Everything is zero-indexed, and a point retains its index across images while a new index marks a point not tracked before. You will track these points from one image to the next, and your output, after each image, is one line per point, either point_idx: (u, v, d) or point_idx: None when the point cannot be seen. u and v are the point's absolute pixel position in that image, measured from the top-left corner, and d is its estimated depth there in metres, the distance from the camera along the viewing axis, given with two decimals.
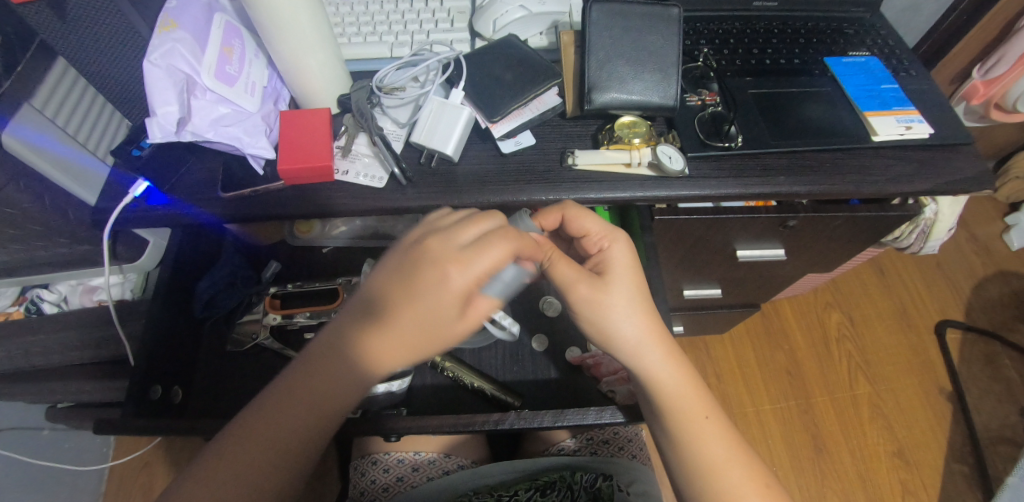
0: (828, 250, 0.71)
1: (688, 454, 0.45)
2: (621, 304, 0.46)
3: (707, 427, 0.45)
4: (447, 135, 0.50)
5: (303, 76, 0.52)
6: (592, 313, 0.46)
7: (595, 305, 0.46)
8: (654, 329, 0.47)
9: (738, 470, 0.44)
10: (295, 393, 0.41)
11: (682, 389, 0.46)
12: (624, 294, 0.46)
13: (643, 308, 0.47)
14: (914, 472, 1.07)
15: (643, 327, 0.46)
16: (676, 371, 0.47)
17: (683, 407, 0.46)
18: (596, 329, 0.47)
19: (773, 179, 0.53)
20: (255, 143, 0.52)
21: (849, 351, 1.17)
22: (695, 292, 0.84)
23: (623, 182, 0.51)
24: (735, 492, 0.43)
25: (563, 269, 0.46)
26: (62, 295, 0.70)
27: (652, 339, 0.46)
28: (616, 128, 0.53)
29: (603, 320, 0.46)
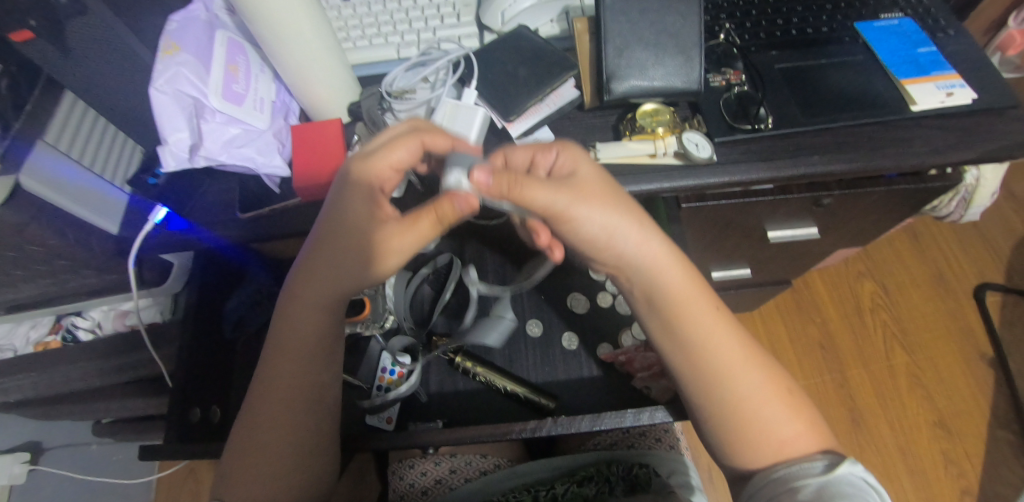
0: (864, 224, 0.68)
1: (704, 357, 0.46)
2: (607, 203, 0.43)
3: (720, 322, 0.47)
4: (463, 138, 0.48)
5: (310, 88, 0.50)
6: (596, 207, 0.43)
7: (588, 208, 0.42)
8: (645, 225, 0.45)
9: (753, 370, 0.46)
10: (285, 344, 0.47)
11: (689, 289, 0.47)
12: (606, 193, 0.43)
13: (612, 202, 0.44)
14: (956, 441, 1.04)
15: (638, 224, 0.45)
16: (681, 272, 0.47)
17: (681, 300, 0.46)
18: (598, 225, 0.43)
19: (806, 158, 0.51)
20: (269, 161, 0.50)
21: (884, 320, 1.14)
22: (723, 273, 0.82)
23: (648, 174, 0.49)
24: (754, 387, 0.45)
25: (537, 193, 0.40)
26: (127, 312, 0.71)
27: (650, 231, 0.46)
28: (638, 117, 0.51)
29: (601, 220, 0.43)
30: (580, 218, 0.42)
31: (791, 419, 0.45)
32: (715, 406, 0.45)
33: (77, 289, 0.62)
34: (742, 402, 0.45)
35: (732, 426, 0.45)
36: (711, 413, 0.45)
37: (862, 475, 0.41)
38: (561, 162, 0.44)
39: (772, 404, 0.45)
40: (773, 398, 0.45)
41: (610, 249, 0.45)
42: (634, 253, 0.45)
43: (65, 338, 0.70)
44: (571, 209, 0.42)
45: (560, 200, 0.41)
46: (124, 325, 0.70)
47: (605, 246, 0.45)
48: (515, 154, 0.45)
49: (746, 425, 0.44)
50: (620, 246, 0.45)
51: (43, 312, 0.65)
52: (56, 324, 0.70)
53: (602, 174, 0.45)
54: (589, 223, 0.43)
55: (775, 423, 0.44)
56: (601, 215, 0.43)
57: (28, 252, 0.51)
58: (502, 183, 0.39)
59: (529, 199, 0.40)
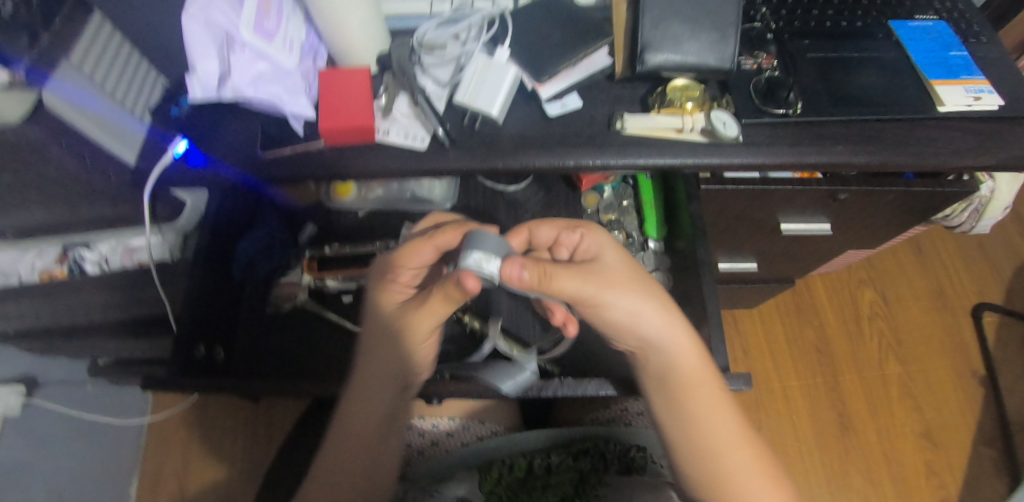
0: (876, 225, 0.69)
1: (702, 434, 0.48)
2: (631, 289, 0.45)
3: (722, 405, 0.49)
4: (493, 94, 0.48)
5: (342, 35, 0.50)
6: (620, 292, 0.44)
7: (615, 292, 0.44)
8: (670, 311, 0.47)
9: (742, 449, 0.49)
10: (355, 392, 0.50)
11: (699, 371, 0.48)
12: (631, 278, 0.46)
13: (638, 288, 0.46)
14: (940, 453, 1.05)
15: (661, 306, 0.47)
16: (695, 355, 0.48)
17: (690, 384, 0.48)
18: (624, 309, 0.45)
19: (830, 148, 0.51)
20: (295, 101, 0.50)
21: (881, 330, 1.15)
22: (730, 265, 0.82)
23: (673, 148, 0.49)
24: (740, 467, 0.48)
25: (567, 282, 0.42)
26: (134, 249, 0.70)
27: (673, 315, 0.47)
28: (667, 92, 0.51)
29: (626, 305, 0.45)
30: (609, 301, 0.44)
31: (770, 495, 0.48)
32: (703, 479, 0.48)
33: (86, 218, 0.61)
34: (729, 477, 0.48)
35: (716, 497, 0.48)
36: (698, 483, 0.49)
37: None
38: (586, 244, 0.47)
39: (755, 482, 0.48)
40: (758, 474, 0.48)
41: (632, 330, 0.47)
42: (656, 334, 0.47)
43: (72, 270, 0.64)
44: (598, 298, 0.44)
45: (586, 287, 0.43)
46: (132, 260, 0.70)
47: (628, 327, 0.47)
48: (542, 232, 0.49)
49: (730, 497, 0.47)
50: (639, 327, 0.47)
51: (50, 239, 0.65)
52: (62, 256, 0.64)
53: (628, 260, 0.47)
54: (615, 305, 0.45)
55: (757, 499, 0.48)
56: (624, 301, 0.45)
57: (43, 171, 0.51)
58: (533, 275, 0.40)
59: (559, 289, 0.42)
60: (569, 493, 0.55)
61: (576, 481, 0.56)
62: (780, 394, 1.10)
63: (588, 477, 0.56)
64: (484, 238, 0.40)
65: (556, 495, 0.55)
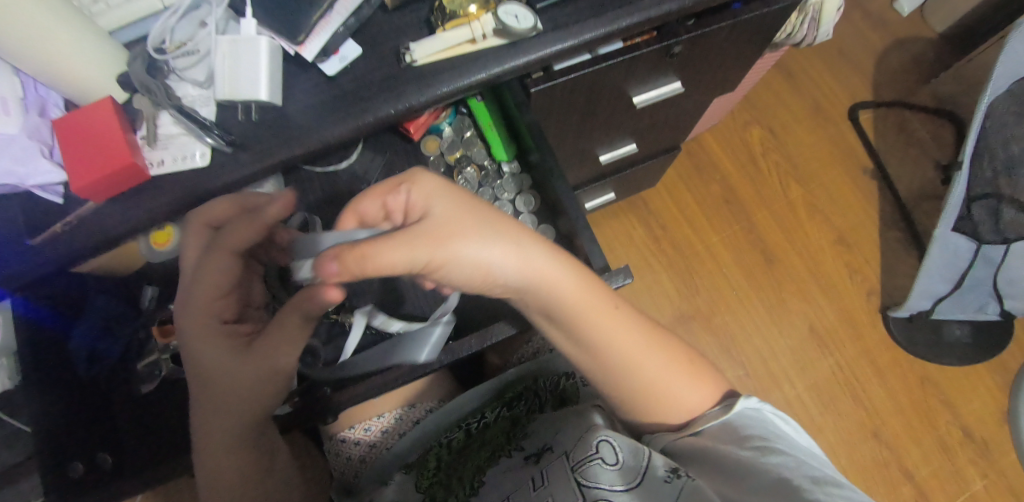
0: (724, 68, 0.68)
1: (610, 356, 0.48)
2: (475, 236, 0.38)
3: (621, 323, 0.48)
4: (255, 77, 0.41)
5: (56, 66, 0.40)
6: (464, 240, 0.37)
7: (456, 246, 0.37)
8: (520, 244, 0.41)
9: (653, 354, 0.50)
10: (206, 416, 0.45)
11: (584, 297, 0.45)
12: (467, 220, 0.38)
13: (485, 229, 0.39)
14: (856, 251, 1.13)
15: (512, 242, 0.40)
16: (583, 286, 0.45)
17: (583, 315, 0.46)
18: (476, 266, 0.39)
19: (638, 3, 0.47)
20: (33, 169, 0.42)
21: (776, 161, 1.19)
22: (611, 155, 0.81)
23: (475, 62, 0.44)
24: (657, 370, 0.49)
25: (389, 255, 0.34)
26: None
27: (530, 250, 0.41)
28: (446, 4, 0.45)
29: (471, 255, 0.38)
30: (448, 260, 0.37)
31: (689, 386, 0.50)
32: (627, 394, 0.50)
33: None
34: (648, 385, 0.49)
35: (640, 403, 0.50)
36: (627, 401, 0.51)
37: (757, 406, 0.48)
38: (413, 199, 0.39)
39: (675, 377, 0.50)
40: (674, 371, 0.50)
41: (489, 279, 0.40)
42: (518, 279, 0.41)
43: None
44: (437, 256, 0.36)
45: (419, 251, 0.36)
46: None
47: (484, 280, 0.40)
48: (365, 205, 0.40)
49: (653, 403, 0.50)
50: (496, 277, 0.41)
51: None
52: None
53: (459, 200, 0.39)
54: (464, 260, 0.38)
55: (680, 394, 0.50)
56: (472, 252, 0.38)
57: None
58: (348, 268, 0.34)
59: (385, 265, 0.34)
60: (504, 443, 0.52)
61: (510, 428, 0.54)
62: (706, 253, 1.13)
63: (521, 420, 0.54)
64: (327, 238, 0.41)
65: (490, 450, 0.52)
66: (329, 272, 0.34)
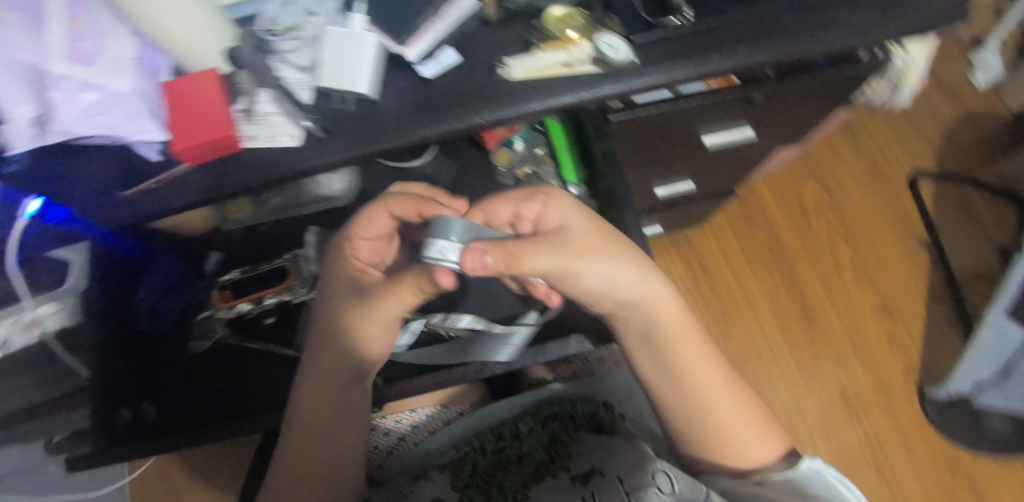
0: (798, 121, 0.67)
1: (690, 389, 0.49)
2: (604, 253, 0.43)
3: (707, 354, 0.50)
4: (356, 70, 0.43)
5: (174, 37, 0.42)
6: (593, 255, 0.42)
7: (586, 261, 0.42)
8: (643, 268, 0.45)
9: (730, 395, 0.50)
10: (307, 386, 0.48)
11: (682, 322, 0.48)
12: (599, 238, 0.43)
13: (607, 249, 0.43)
14: (899, 322, 1.10)
15: (635, 266, 0.45)
16: (678, 309, 0.48)
17: (676, 336, 0.48)
18: (594, 278, 0.43)
19: (731, 51, 0.47)
20: (139, 127, 0.44)
21: (828, 218, 1.17)
22: (667, 189, 0.81)
23: (566, 84, 0.45)
24: (732, 411, 0.49)
25: (534, 260, 0.39)
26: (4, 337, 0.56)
27: (648, 274, 0.46)
28: (546, 26, 0.47)
29: (599, 270, 0.43)
30: (579, 273, 0.41)
31: (760, 438, 0.49)
32: (697, 429, 0.49)
33: None
34: (722, 424, 0.49)
35: (709, 441, 0.49)
36: (694, 437, 0.49)
37: (821, 468, 0.46)
38: (546, 213, 0.43)
39: (746, 424, 0.49)
40: (747, 417, 0.50)
41: (609, 294, 0.45)
42: (633, 293, 0.45)
43: None
44: (569, 265, 0.41)
45: (557, 261, 0.40)
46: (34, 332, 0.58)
47: (604, 290, 0.44)
48: (498, 209, 0.43)
49: (722, 445, 0.48)
50: (615, 289, 0.44)
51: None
52: None
53: (589, 218, 0.44)
54: (588, 275, 0.42)
55: (750, 446, 0.49)
56: (599, 268, 0.42)
57: None
58: (499, 258, 0.37)
59: (526, 267, 0.39)
60: (543, 459, 0.52)
61: (547, 444, 0.54)
62: (743, 299, 1.12)
63: (558, 439, 0.54)
64: (452, 225, 0.38)
65: (532, 465, 0.52)
66: (476, 264, 0.36)
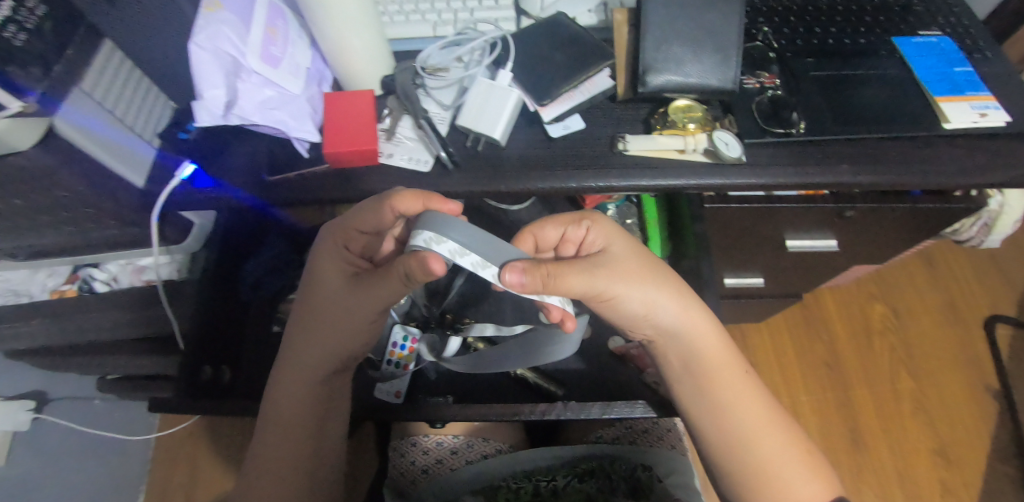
0: (884, 243, 0.68)
1: (731, 423, 0.49)
2: (641, 277, 0.46)
3: (747, 391, 0.50)
4: (496, 118, 0.49)
5: (346, 56, 0.50)
6: (638, 277, 0.46)
7: (625, 284, 0.45)
8: (684, 296, 0.49)
9: (776, 434, 0.49)
10: (285, 373, 0.52)
11: (722, 353, 0.50)
12: (639, 264, 0.46)
13: (649, 277, 0.47)
14: (955, 471, 1.03)
15: (675, 293, 0.48)
16: (718, 342, 0.50)
17: (712, 370, 0.49)
18: (637, 302, 0.46)
19: (833, 167, 0.50)
20: (300, 126, 0.51)
21: (892, 344, 1.14)
22: (736, 280, 0.82)
23: (677, 169, 0.49)
24: (776, 450, 0.48)
25: (572, 281, 0.41)
26: (113, 274, 0.67)
27: (687, 302, 0.49)
28: (669, 113, 0.51)
29: (638, 294, 0.46)
30: (617, 295, 0.45)
31: (809, 480, 0.48)
32: (739, 468, 0.48)
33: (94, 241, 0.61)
34: (764, 464, 0.48)
35: (753, 483, 0.48)
36: (735, 478, 0.49)
37: None
38: (590, 238, 0.47)
39: (793, 465, 0.48)
40: (794, 457, 0.49)
41: (647, 320, 0.48)
42: (672, 321, 0.48)
43: (81, 287, 0.67)
44: (609, 287, 0.44)
45: (595, 283, 0.43)
46: (141, 280, 0.69)
47: (642, 316, 0.47)
48: (548, 231, 0.47)
49: (765, 486, 0.47)
50: (656, 316, 0.47)
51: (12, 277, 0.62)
52: (72, 275, 0.67)
53: (634, 247, 0.48)
54: (627, 298, 0.45)
55: (796, 488, 0.47)
56: (636, 292, 0.46)
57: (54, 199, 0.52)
58: (535, 279, 0.37)
59: (568, 287, 0.41)
60: None
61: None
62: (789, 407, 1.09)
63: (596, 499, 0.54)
64: (455, 224, 0.38)
65: None
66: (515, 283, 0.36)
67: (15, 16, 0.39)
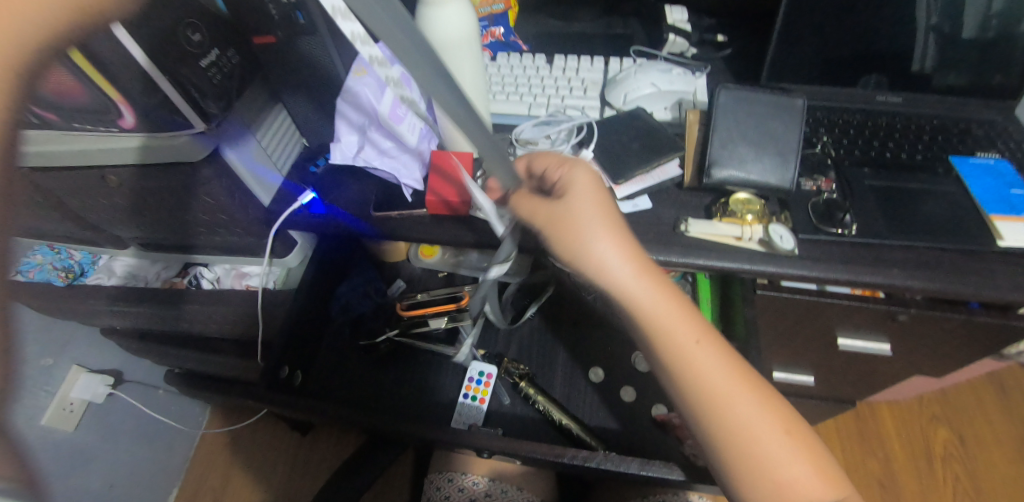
0: (941, 356, 0.68)
1: (699, 375, 0.47)
2: (597, 224, 0.47)
3: (710, 350, 0.48)
4: None
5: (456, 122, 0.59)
6: (598, 235, 0.46)
7: (577, 233, 0.46)
8: (633, 249, 0.47)
9: (747, 398, 0.47)
10: None
11: (682, 313, 0.48)
12: (593, 206, 0.47)
13: (608, 224, 0.47)
14: None
15: (624, 243, 0.47)
16: (676, 304, 0.47)
17: (670, 329, 0.47)
18: (598, 247, 0.47)
19: (885, 269, 0.53)
20: (410, 174, 0.60)
21: (956, 473, 1.06)
22: (786, 376, 0.82)
23: (733, 253, 0.54)
24: (750, 414, 0.46)
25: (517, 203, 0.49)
26: (217, 275, 0.80)
27: (635, 252, 0.47)
28: (730, 203, 0.56)
29: (593, 247, 0.46)
30: (569, 241, 0.47)
31: (799, 463, 0.46)
32: (713, 433, 0.47)
33: (216, 246, 0.72)
34: (737, 429, 0.46)
35: (728, 451, 0.46)
36: (710, 441, 0.47)
37: None
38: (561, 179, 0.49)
39: (768, 435, 0.46)
40: (771, 428, 0.46)
41: (603, 274, 0.47)
42: (618, 268, 0.46)
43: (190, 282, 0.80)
44: (561, 225, 0.47)
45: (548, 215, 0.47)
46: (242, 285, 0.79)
47: (598, 271, 0.47)
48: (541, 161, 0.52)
49: (742, 456, 0.46)
50: (610, 271, 0.47)
51: (134, 261, 0.77)
52: (184, 271, 0.81)
53: (597, 190, 0.48)
54: (584, 244, 0.46)
55: (778, 466, 0.45)
56: (589, 240, 0.46)
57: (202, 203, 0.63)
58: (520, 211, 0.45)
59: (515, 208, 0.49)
60: None
61: None
62: None
63: None
64: None
65: None
66: None
67: (217, 61, 0.52)
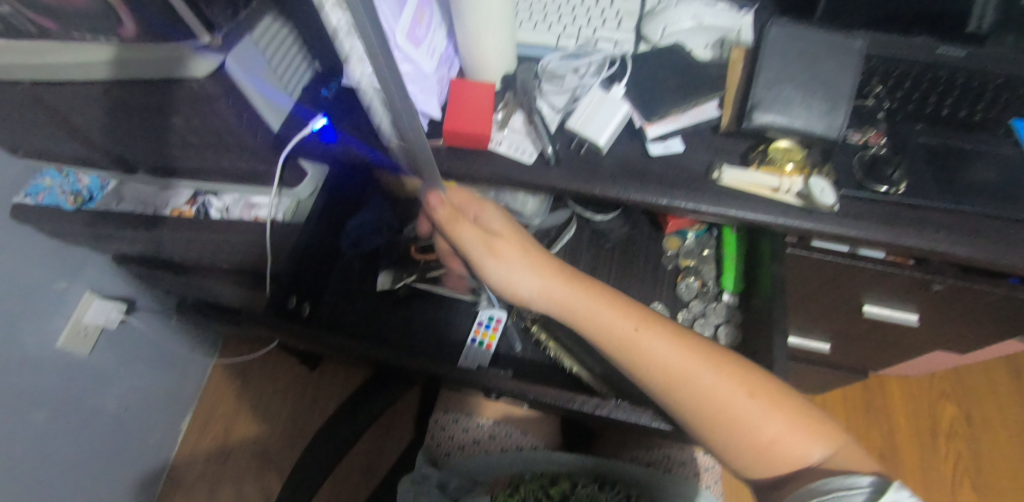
0: (969, 330, 0.65)
1: (651, 359, 0.49)
2: (512, 259, 0.51)
3: (648, 337, 0.50)
4: (604, 125, 0.53)
5: (479, 48, 0.55)
6: (516, 270, 0.52)
7: (500, 266, 0.51)
8: (545, 269, 0.52)
9: (703, 368, 0.48)
10: None
11: (613, 312, 0.51)
12: (506, 246, 0.51)
13: (518, 248, 0.52)
14: None
15: (534, 261, 0.52)
16: (606, 306, 0.51)
17: (594, 328, 0.51)
18: (527, 285, 0.52)
19: (931, 233, 0.50)
20: (427, 102, 0.56)
21: (958, 449, 1.06)
22: (801, 340, 0.80)
23: (767, 205, 0.51)
24: (714, 388, 0.48)
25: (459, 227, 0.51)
26: (227, 205, 0.75)
27: (546, 266, 0.52)
28: (770, 151, 0.52)
29: (505, 274, 0.52)
30: (498, 259, 0.51)
31: (774, 419, 0.47)
32: (692, 422, 0.49)
33: (221, 172, 0.69)
34: (719, 411, 0.47)
35: (716, 434, 0.48)
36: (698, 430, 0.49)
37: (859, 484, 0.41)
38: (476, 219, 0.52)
39: (739, 398, 0.47)
40: (738, 393, 0.47)
41: (519, 296, 0.53)
42: (533, 294, 0.53)
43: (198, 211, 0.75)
44: (483, 258, 0.51)
45: (475, 253, 0.51)
46: (250, 216, 0.75)
47: (514, 296, 0.53)
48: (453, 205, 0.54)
49: (719, 430, 0.48)
50: (522, 293, 0.53)
51: (144, 188, 0.74)
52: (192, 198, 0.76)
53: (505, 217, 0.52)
54: (512, 281, 0.52)
55: (769, 431, 0.47)
56: (505, 269, 0.51)
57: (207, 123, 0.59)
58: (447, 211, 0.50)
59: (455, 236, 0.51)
60: None
61: None
62: None
63: None
64: None
65: None
66: None
67: None
